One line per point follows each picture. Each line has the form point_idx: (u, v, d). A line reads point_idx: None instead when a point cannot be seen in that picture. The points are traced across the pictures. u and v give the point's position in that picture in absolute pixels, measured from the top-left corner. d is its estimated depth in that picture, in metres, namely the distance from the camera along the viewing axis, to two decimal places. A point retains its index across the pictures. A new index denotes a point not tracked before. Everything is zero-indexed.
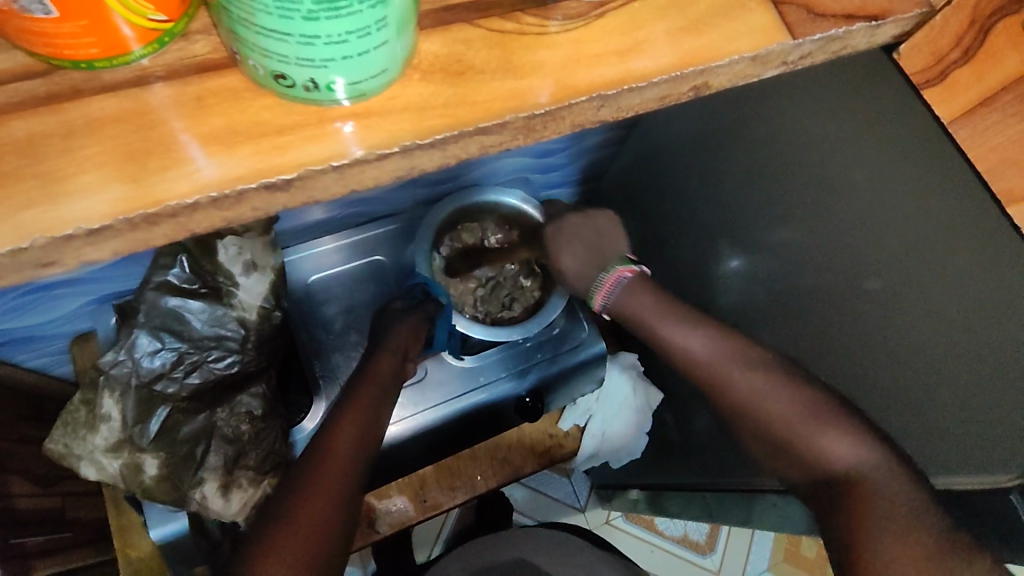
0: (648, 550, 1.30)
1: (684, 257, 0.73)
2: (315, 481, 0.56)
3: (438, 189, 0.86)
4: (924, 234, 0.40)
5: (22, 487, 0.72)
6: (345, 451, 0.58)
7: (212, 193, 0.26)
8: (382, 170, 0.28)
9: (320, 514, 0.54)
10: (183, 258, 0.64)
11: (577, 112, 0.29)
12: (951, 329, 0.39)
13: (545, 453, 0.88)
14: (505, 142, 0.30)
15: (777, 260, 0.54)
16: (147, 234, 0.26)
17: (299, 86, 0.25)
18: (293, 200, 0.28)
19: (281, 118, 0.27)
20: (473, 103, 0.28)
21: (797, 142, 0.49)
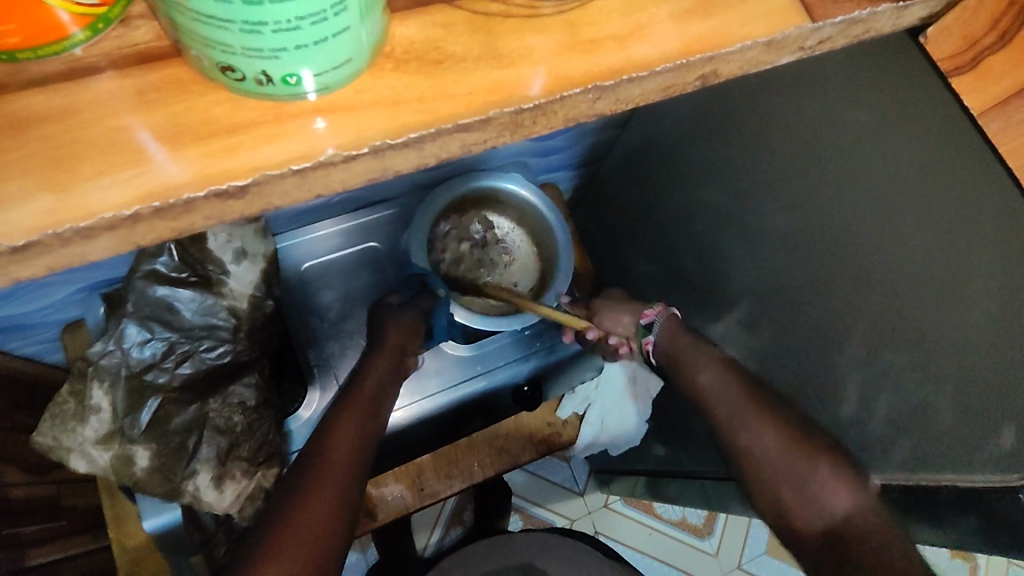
0: (646, 534, 1.30)
1: (681, 248, 0.71)
2: (315, 493, 0.53)
3: (434, 173, 0.83)
4: (940, 230, 0.38)
5: (15, 477, 0.71)
6: (344, 459, 0.56)
7: (153, 203, 0.24)
8: (351, 173, 0.26)
9: (321, 526, 0.52)
10: (172, 246, 0.64)
11: (570, 105, 0.27)
12: (965, 332, 0.38)
13: (542, 441, 0.86)
14: (489, 139, 0.27)
15: (782, 253, 0.52)
16: (83, 248, 0.24)
17: (250, 79, 0.23)
18: (250, 207, 0.26)
19: (235, 114, 0.25)
20: (452, 96, 0.26)
21: (806, 128, 0.47)
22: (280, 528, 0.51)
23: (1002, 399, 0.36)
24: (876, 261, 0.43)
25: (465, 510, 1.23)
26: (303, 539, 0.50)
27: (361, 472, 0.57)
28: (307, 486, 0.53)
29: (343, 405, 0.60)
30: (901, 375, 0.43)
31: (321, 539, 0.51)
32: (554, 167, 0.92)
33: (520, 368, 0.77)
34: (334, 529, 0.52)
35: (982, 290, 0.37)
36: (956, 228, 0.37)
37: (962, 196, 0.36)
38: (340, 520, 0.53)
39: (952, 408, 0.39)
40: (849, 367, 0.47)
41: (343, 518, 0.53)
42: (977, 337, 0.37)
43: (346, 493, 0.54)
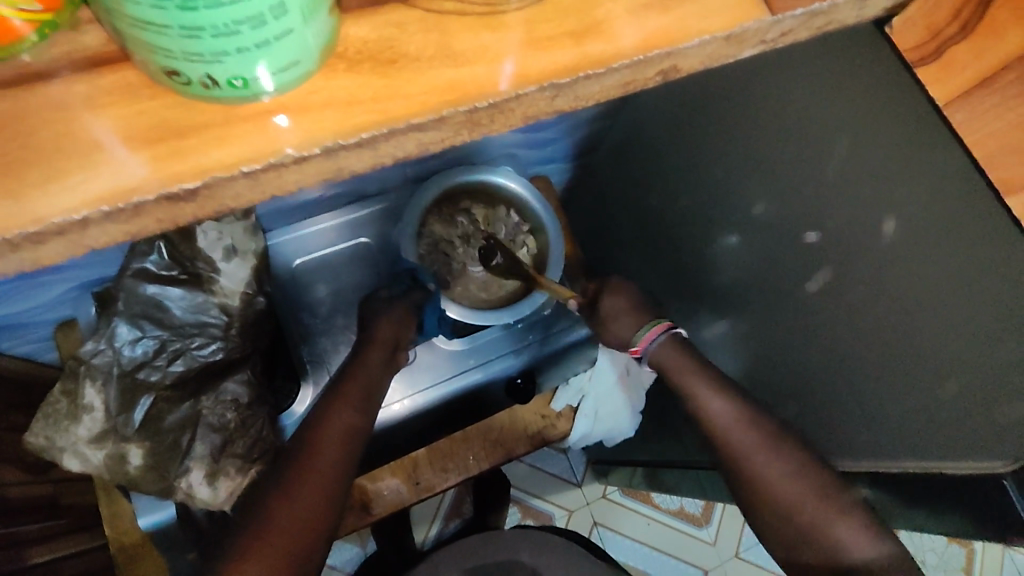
0: (644, 524, 1.30)
1: (668, 240, 0.71)
2: (296, 501, 0.54)
3: (426, 165, 0.82)
4: (914, 219, 0.38)
5: (13, 476, 0.72)
6: (329, 468, 0.56)
7: (102, 208, 0.24)
8: (304, 173, 0.26)
9: (299, 535, 0.54)
10: (161, 244, 0.63)
11: (527, 103, 0.27)
12: (937, 322, 0.38)
13: (537, 434, 0.87)
14: (447, 138, 0.27)
15: (766, 243, 0.52)
16: (33, 253, 0.24)
17: (196, 83, 0.23)
18: (203, 209, 0.26)
19: (187, 116, 0.25)
20: (406, 96, 0.26)
21: (786, 120, 0.47)
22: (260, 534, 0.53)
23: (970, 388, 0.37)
24: (852, 252, 0.43)
25: (463, 502, 1.24)
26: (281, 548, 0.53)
27: (348, 472, 0.58)
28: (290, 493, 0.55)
29: (333, 401, 0.60)
30: (877, 365, 0.43)
31: (300, 548, 0.53)
32: (545, 160, 0.92)
33: (512, 361, 0.77)
34: (313, 536, 0.54)
35: (953, 278, 0.37)
36: (924, 217, 0.38)
37: (931, 189, 0.37)
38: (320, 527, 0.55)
39: (931, 396, 0.40)
40: (832, 357, 0.47)
41: (323, 525, 0.55)
42: (949, 325, 0.37)
43: (328, 501, 0.56)
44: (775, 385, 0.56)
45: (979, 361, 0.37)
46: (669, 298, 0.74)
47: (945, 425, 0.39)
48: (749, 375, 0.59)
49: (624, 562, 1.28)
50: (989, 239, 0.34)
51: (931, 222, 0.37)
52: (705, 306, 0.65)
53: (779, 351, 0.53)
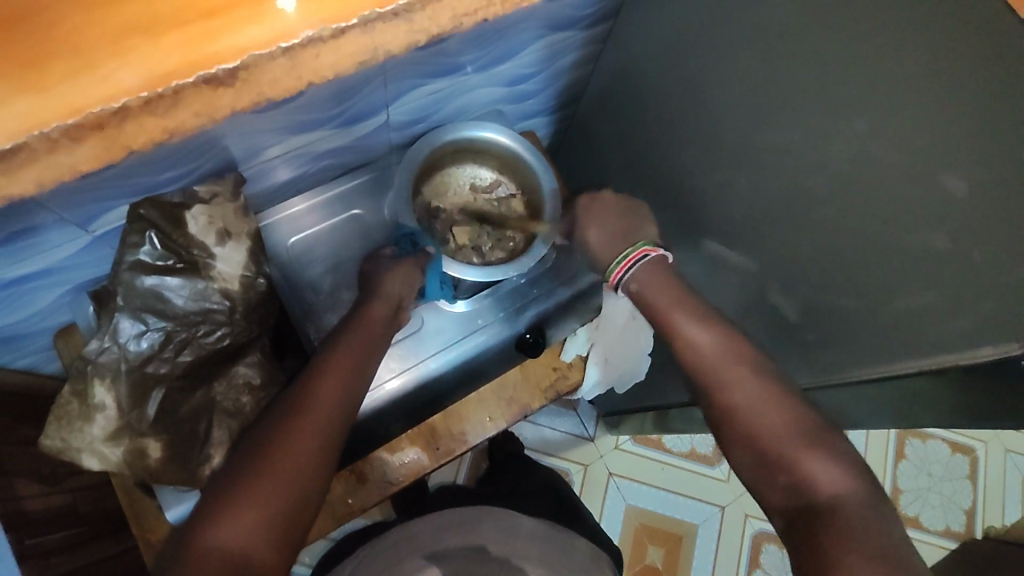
0: (659, 469, 1.32)
1: (665, 170, 0.70)
2: (293, 448, 0.52)
3: (409, 131, 0.81)
4: (931, 92, 0.37)
5: (28, 488, 0.70)
6: (325, 420, 0.55)
7: (143, 95, 0.29)
8: None
9: (294, 485, 0.51)
10: (153, 234, 0.61)
11: None
12: (968, 196, 0.37)
13: (550, 386, 0.86)
14: None
15: (768, 158, 0.52)
16: None
17: None
18: None
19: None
20: None
21: (780, 25, 0.46)
22: (255, 477, 0.50)
23: (989, 256, 0.37)
24: (859, 145, 0.43)
25: (481, 469, 1.25)
26: (276, 495, 0.50)
27: (345, 428, 0.56)
28: (286, 438, 0.52)
29: (336, 352, 0.60)
30: (894, 257, 0.43)
31: (294, 500, 0.50)
32: (529, 114, 0.91)
33: (521, 317, 0.79)
34: (307, 491, 0.52)
35: (976, 144, 0.36)
36: (927, 97, 0.38)
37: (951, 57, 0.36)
38: (316, 481, 0.52)
39: (959, 274, 0.39)
40: (852, 257, 0.47)
41: (320, 481, 0.53)
42: (981, 194, 0.36)
43: (324, 454, 0.53)
44: (785, 301, 0.56)
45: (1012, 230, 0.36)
46: (672, 232, 0.73)
47: (978, 306, 0.39)
48: (759, 295, 0.60)
49: (642, 508, 1.30)
50: (1006, 100, 0.34)
51: (934, 100, 0.37)
52: (709, 233, 0.65)
53: (789, 264, 0.53)
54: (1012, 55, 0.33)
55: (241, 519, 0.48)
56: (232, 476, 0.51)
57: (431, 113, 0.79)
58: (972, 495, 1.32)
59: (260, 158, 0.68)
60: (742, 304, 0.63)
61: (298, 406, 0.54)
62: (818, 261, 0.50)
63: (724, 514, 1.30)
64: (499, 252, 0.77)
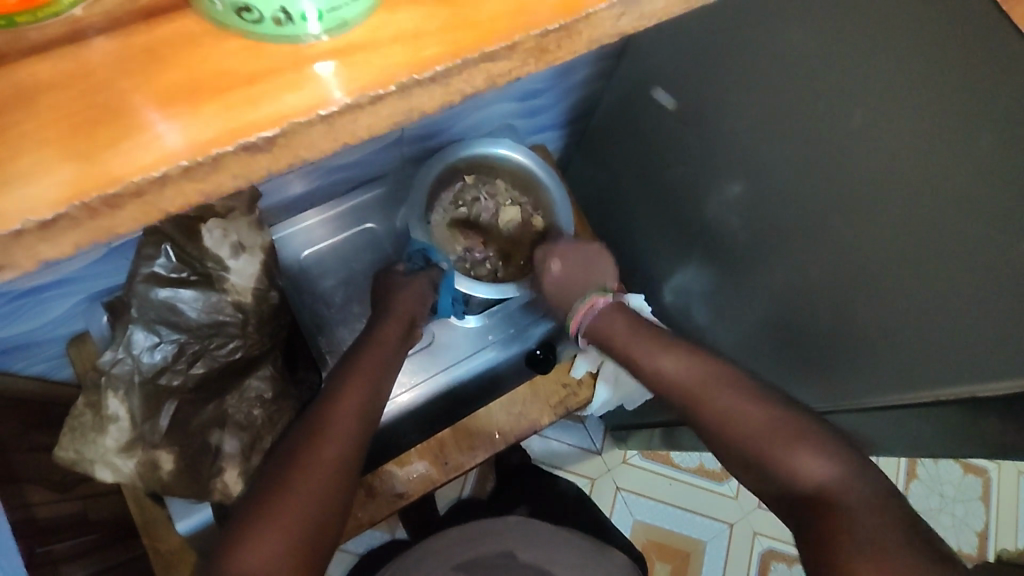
0: (666, 484, 1.31)
1: (680, 190, 0.69)
2: (311, 469, 0.52)
3: (423, 145, 0.81)
4: (954, 134, 0.37)
5: (39, 496, 0.70)
6: (342, 443, 0.54)
7: None
8: (377, 117, 0.24)
9: (316, 506, 0.51)
10: (168, 248, 0.61)
11: (594, 23, 0.25)
12: (998, 241, 0.36)
13: (560, 403, 0.84)
14: (514, 69, 0.25)
15: (787, 182, 0.51)
16: (56, 241, 0.22)
17: (268, 20, 0.22)
18: (277, 161, 0.24)
19: (251, 62, 0.23)
20: (475, 23, 0.23)
21: (799, 55, 0.45)
22: (277, 501, 0.50)
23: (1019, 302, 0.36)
24: (882, 178, 0.42)
25: (487, 480, 1.24)
26: (298, 516, 0.49)
27: (362, 449, 0.56)
28: (304, 460, 0.52)
29: (351, 375, 0.60)
30: (918, 292, 0.42)
31: (315, 524, 0.50)
32: (542, 129, 0.91)
33: (529, 334, 0.79)
34: (327, 512, 0.51)
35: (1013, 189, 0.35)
36: (957, 131, 0.36)
37: (987, 102, 0.35)
38: (335, 501, 0.52)
39: (980, 320, 0.38)
40: (869, 289, 0.46)
41: (339, 502, 0.52)
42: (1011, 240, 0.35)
43: (341, 474, 0.53)
44: (803, 327, 0.55)
45: None
46: (686, 253, 0.72)
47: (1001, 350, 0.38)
48: (774, 321, 0.59)
49: (649, 523, 1.29)
50: None
51: (966, 135, 0.36)
52: (723, 256, 0.64)
53: (807, 291, 0.52)
54: None
55: (264, 540, 0.47)
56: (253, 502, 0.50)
57: (444, 128, 0.79)
58: (984, 518, 1.30)
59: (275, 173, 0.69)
60: (756, 328, 0.62)
61: (314, 431, 0.54)
62: (836, 291, 0.49)
63: (732, 530, 1.29)
64: (519, 258, 0.77)
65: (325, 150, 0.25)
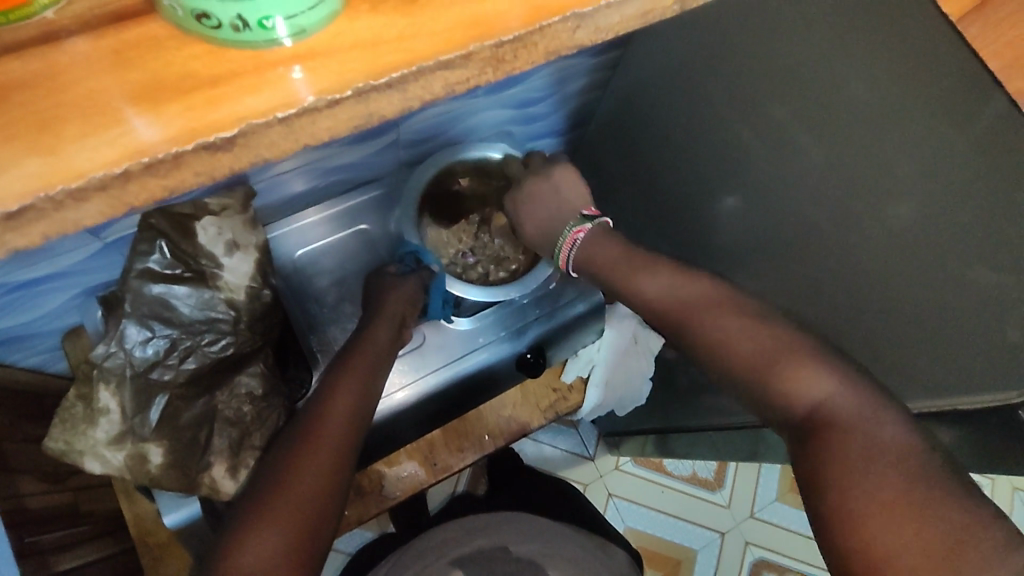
0: (658, 491, 1.32)
1: (668, 199, 0.70)
2: (306, 474, 0.52)
3: (420, 149, 0.82)
4: (918, 147, 0.37)
5: (30, 486, 0.71)
6: (336, 442, 0.55)
7: None
8: (337, 120, 0.24)
9: (310, 510, 0.51)
10: (162, 243, 0.62)
11: (551, 35, 0.26)
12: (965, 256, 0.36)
13: (549, 407, 0.86)
14: (472, 78, 0.26)
15: (765, 194, 0.51)
16: (26, 232, 0.22)
17: (227, 26, 0.22)
18: (242, 160, 0.24)
19: (214, 66, 0.23)
20: (432, 33, 0.24)
21: (777, 68, 0.46)
22: (271, 505, 0.50)
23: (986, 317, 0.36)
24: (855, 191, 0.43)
25: (480, 483, 1.25)
26: (293, 520, 0.50)
27: (354, 453, 0.56)
28: (297, 463, 0.53)
29: (339, 377, 0.60)
30: (889, 303, 0.42)
31: (310, 527, 0.50)
32: (538, 135, 0.92)
33: (522, 336, 0.76)
34: (324, 510, 0.52)
35: (979, 205, 0.35)
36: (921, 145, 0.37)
37: (950, 117, 0.35)
38: (328, 504, 0.52)
39: (947, 332, 0.39)
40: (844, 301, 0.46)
41: (332, 505, 0.53)
42: (978, 254, 0.36)
43: (336, 473, 0.54)
44: None
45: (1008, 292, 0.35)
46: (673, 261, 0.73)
47: (968, 363, 0.38)
48: None
49: (640, 531, 1.29)
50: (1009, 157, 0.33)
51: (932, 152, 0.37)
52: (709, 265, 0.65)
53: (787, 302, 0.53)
54: (1002, 119, 0.33)
55: (258, 545, 0.48)
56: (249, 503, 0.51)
57: (440, 133, 0.80)
58: None
59: (270, 172, 0.70)
60: None
61: (308, 432, 0.55)
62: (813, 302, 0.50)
63: (722, 539, 1.29)
64: (510, 264, 0.78)
65: (288, 150, 0.25)
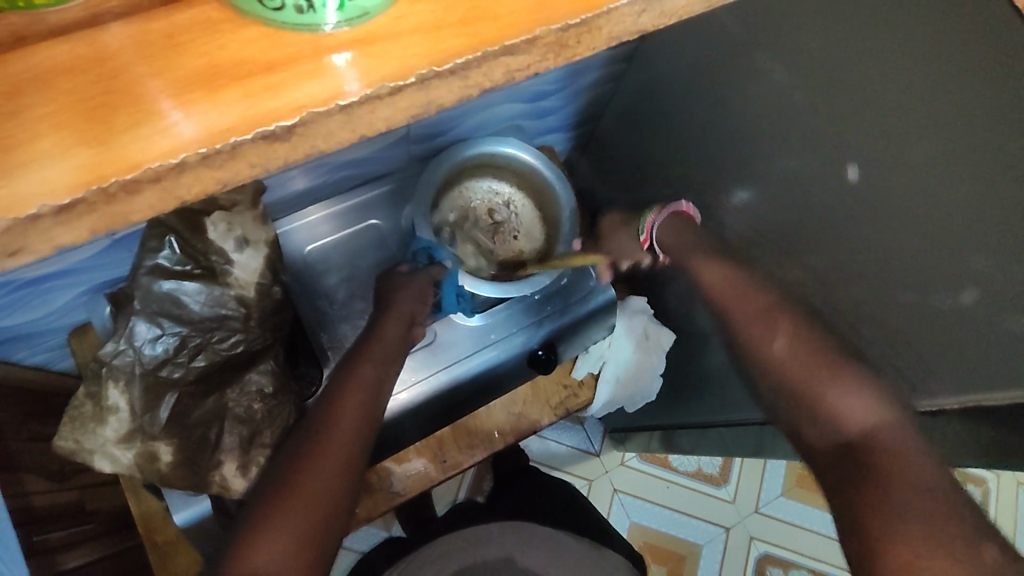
0: (664, 487, 1.31)
1: (688, 193, 0.69)
2: (318, 469, 0.52)
3: (430, 143, 0.81)
4: None
5: (37, 485, 0.70)
6: (347, 441, 0.54)
7: None
8: (396, 108, 0.24)
9: (321, 504, 0.50)
10: (172, 239, 0.61)
11: (616, 19, 0.25)
12: None
13: (560, 403, 0.84)
14: (534, 64, 0.25)
15: (792, 187, 0.50)
16: (70, 226, 0.22)
17: (289, 7, 0.21)
18: (295, 151, 0.24)
19: (272, 51, 0.22)
20: (496, 17, 0.23)
21: (801, 63, 0.45)
22: (282, 500, 0.49)
23: None
24: None
25: (484, 480, 1.24)
26: (304, 518, 0.49)
27: (366, 444, 0.56)
28: (311, 457, 0.52)
29: (352, 372, 0.60)
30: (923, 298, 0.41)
31: (320, 522, 0.50)
32: (548, 130, 0.91)
33: (534, 332, 0.76)
34: (334, 510, 0.51)
35: None
36: None
37: None
38: (338, 500, 0.52)
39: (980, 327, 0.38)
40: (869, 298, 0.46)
41: (342, 500, 0.52)
42: None
43: (348, 471, 0.53)
44: None
45: None
46: None
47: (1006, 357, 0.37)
48: None
49: (647, 526, 1.29)
50: None
51: None
52: None
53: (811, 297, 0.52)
54: None
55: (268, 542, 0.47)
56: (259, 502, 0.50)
57: (451, 127, 0.78)
58: None
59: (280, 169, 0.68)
60: None
61: (320, 428, 0.55)
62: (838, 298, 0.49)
63: (728, 535, 1.29)
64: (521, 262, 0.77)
65: (341, 141, 0.25)
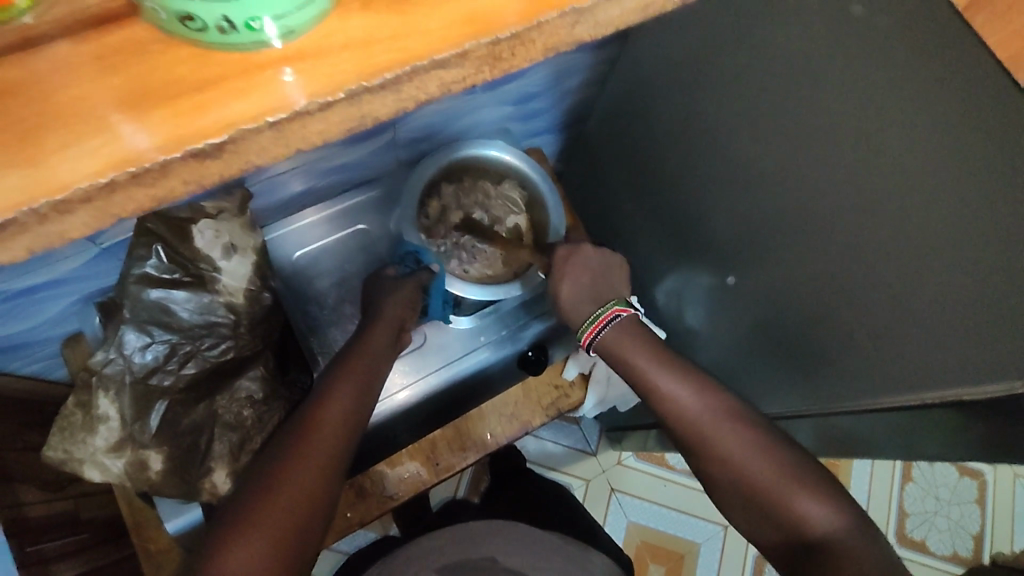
0: (661, 486, 1.31)
1: (668, 193, 0.69)
2: (299, 471, 0.52)
3: (418, 148, 0.81)
4: (909, 140, 0.37)
5: (32, 496, 0.70)
6: (329, 444, 0.55)
7: None
8: (328, 123, 0.24)
9: (301, 507, 0.51)
10: (159, 247, 0.61)
11: (550, 31, 0.25)
12: (963, 251, 0.36)
13: (551, 403, 0.83)
14: (468, 75, 0.25)
15: (766, 188, 0.51)
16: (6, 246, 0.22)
17: (212, 29, 0.22)
18: (228, 167, 0.24)
19: (202, 72, 0.23)
20: (425, 31, 0.24)
21: (771, 64, 0.45)
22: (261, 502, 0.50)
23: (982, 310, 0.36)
24: (851, 187, 0.42)
25: (481, 481, 1.25)
26: (281, 521, 0.50)
27: (350, 445, 0.56)
28: (294, 458, 0.53)
29: (339, 376, 0.59)
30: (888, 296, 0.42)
31: (297, 524, 0.50)
32: (535, 133, 0.91)
33: (523, 334, 0.79)
34: (314, 513, 0.52)
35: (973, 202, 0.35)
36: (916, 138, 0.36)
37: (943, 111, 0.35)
38: (320, 501, 0.52)
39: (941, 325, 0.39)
40: (842, 296, 0.46)
41: (324, 502, 0.53)
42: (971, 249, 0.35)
43: (329, 473, 0.54)
44: (784, 331, 0.55)
45: (994, 286, 0.35)
46: (673, 256, 0.73)
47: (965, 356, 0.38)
48: (758, 324, 0.59)
49: (644, 526, 1.29)
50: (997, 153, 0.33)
51: (925, 146, 0.36)
52: (710, 260, 0.65)
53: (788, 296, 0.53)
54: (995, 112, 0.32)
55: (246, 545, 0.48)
56: (238, 502, 0.51)
57: (439, 131, 0.79)
58: (980, 520, 1.29)
59: (267, 174, 0.69)
60: (744, 331, 0.62)
61: (304, 428, 0.55)
62: (813, 297, 0.49)
63: (726, 533, 1.29)
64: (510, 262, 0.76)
65: (277, 155, 0.25)
